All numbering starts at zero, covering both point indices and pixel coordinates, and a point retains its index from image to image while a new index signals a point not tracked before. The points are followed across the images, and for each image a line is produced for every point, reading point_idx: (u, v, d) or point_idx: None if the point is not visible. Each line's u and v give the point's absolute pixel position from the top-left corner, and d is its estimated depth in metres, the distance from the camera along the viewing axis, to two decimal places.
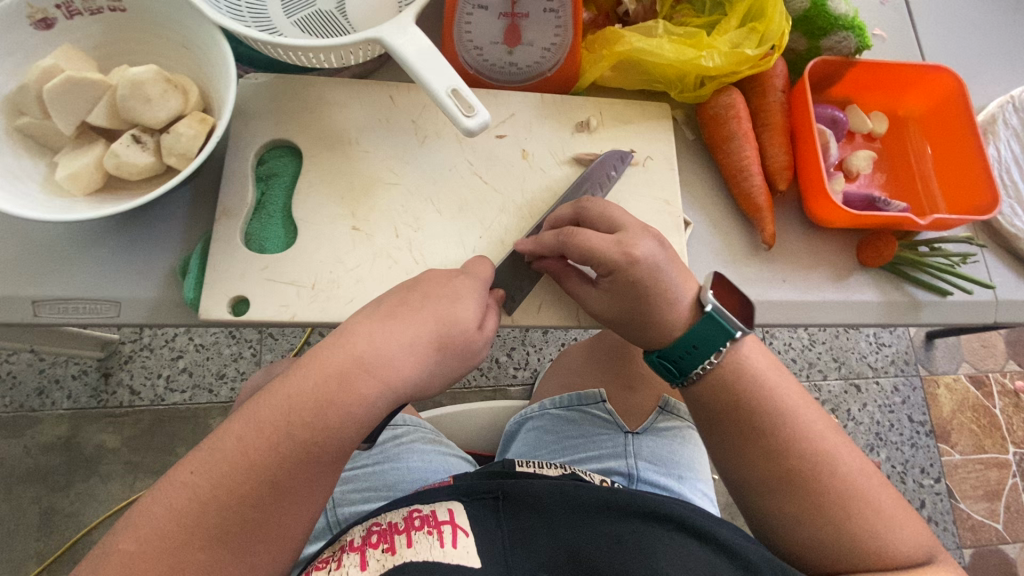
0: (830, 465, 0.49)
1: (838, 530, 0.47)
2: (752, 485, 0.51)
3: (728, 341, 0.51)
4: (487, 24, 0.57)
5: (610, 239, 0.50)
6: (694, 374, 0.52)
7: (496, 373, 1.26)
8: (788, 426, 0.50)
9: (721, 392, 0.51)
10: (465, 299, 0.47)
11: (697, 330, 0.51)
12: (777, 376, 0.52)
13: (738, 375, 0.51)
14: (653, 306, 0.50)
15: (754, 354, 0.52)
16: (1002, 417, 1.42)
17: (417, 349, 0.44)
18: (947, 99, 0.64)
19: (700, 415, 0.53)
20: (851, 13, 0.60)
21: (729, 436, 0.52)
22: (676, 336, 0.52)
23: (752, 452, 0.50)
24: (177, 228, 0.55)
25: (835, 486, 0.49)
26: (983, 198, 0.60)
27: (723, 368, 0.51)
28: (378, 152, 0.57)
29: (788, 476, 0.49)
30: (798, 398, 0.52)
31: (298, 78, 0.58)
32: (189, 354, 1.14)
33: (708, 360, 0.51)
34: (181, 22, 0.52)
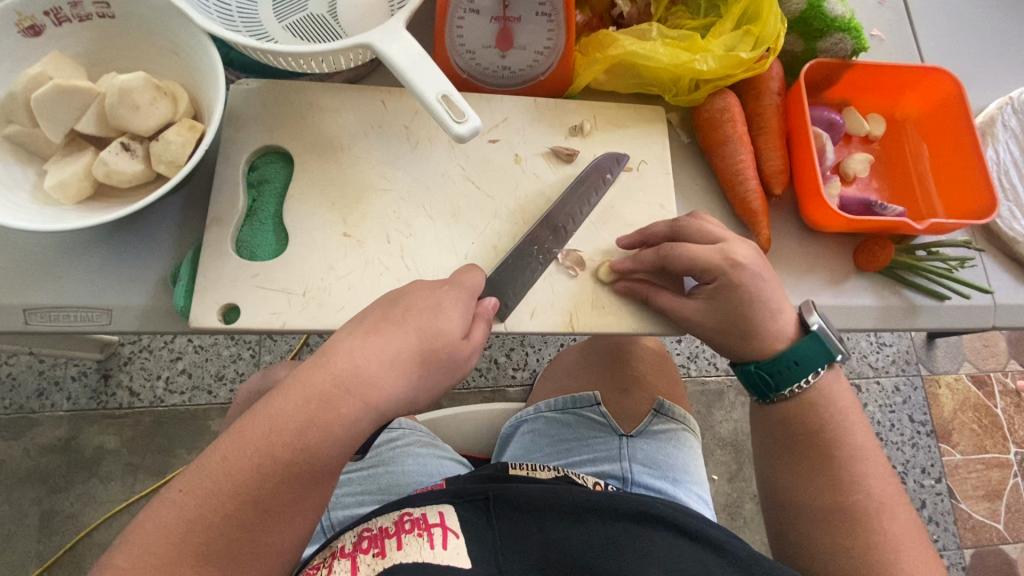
0: (884, 506, 0.51)
1: (878, 563, 0.49)
2: (807, 508, 0.53)
3: (827, 363, 0.53)
4: (479, 29, 0.57)
5: (715, 246, 0.52)
6: (788, 392, 0.54)
7: (495, 374, 1.25)
8: (858, 461, 0.52)
9: (806, 418, 0.53)
10: (446, 310, 0.46)
11: (803, 348, 0.52)
12: (860, 421, 0.54)
13: (827, 406, 0.53)
14: (756, 322, 0.51)
15: (842, 391, 0.54)
16: (1004, 416, 1.41)
17: (400, 365, 0.43)
18: (945, 100, 0.63)
19: (774, 433, 0.55)
20: (848, 14, 0.59)
21: (798, 459, 0.54)
22: (779, 352, 0.53)
23: (818, 478, 0.53)
24: (168, 235, 0.54)
25: (884, 525, 0.50)
26: (980, 202, 0.60)
27: (814, 392, 0.53)
28: (370, 158, 0.57)
29: (843, 506, 0.51)
30: (870, 443, 0.54)
31: (289, 84, 0.58)
32: (189, 355, 1.14)
33: (807, 379, 0.53)
34: (170, 28, 0.51)
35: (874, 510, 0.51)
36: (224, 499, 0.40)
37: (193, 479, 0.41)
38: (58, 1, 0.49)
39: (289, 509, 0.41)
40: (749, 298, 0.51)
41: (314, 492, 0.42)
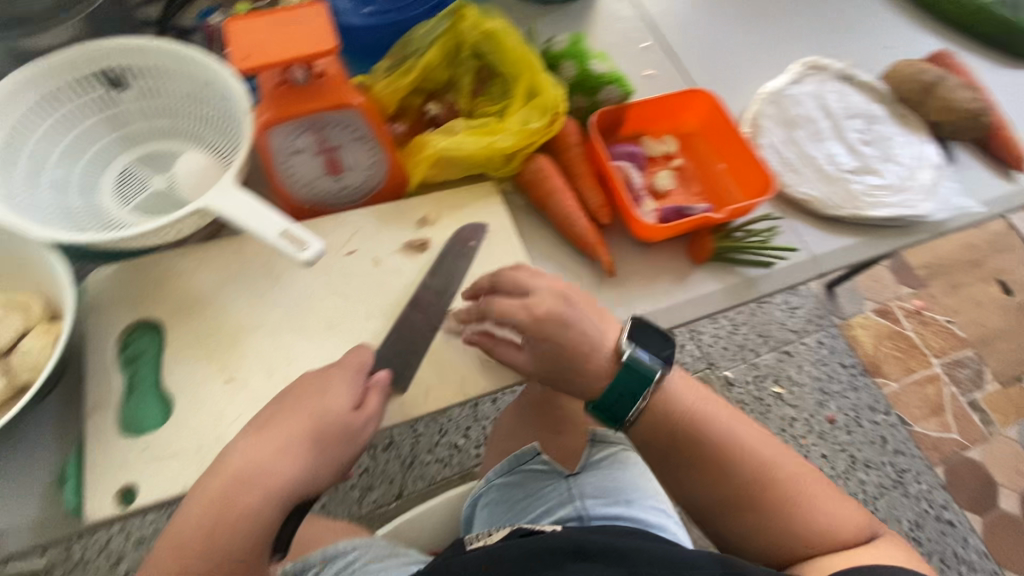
0: (750, 486, 0.57)
1: (783, 530, 0.56)
2: (704, 507, 0.58)
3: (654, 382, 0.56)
4: (306, 165, 0.63)
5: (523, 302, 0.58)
6: (629, 417, 0.58)
7: (460, 459, 1.36)
8: (745, 429, 0.59)
9: (668, 415, 0.58)
10: (332, 389, 0.53)
11: (621, 379, 0.56)
12: (706, 408, 0.60)
13: (673, 408, 0.58)
14: (573, 366, 0.57)
15: (682, 385, 0.60)
16: (916, 336, 1.56)
17: (293, 447, 0.50)
18: (712, 111, 0.76)
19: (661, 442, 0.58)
20: (609, 70, 0.74)
21: (688, 461, 0.58)
22: (603, 386, 0.57)
23: (694, 471, 0.58)
24: (48, 440, 0.54)
25: (761, 498, 0.56)
26: (762, 182, 0.71)
27: (661, 404, 0.58)
28: (237, 303, 0.60)
29: (718, 499, 0.57)
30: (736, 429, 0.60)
31: (144, 260, 0.61)
32: (128, 553, 1.13)
33: (640, 403, 0.57)
34: (15, 246, 0.55)
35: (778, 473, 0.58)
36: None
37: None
38: None
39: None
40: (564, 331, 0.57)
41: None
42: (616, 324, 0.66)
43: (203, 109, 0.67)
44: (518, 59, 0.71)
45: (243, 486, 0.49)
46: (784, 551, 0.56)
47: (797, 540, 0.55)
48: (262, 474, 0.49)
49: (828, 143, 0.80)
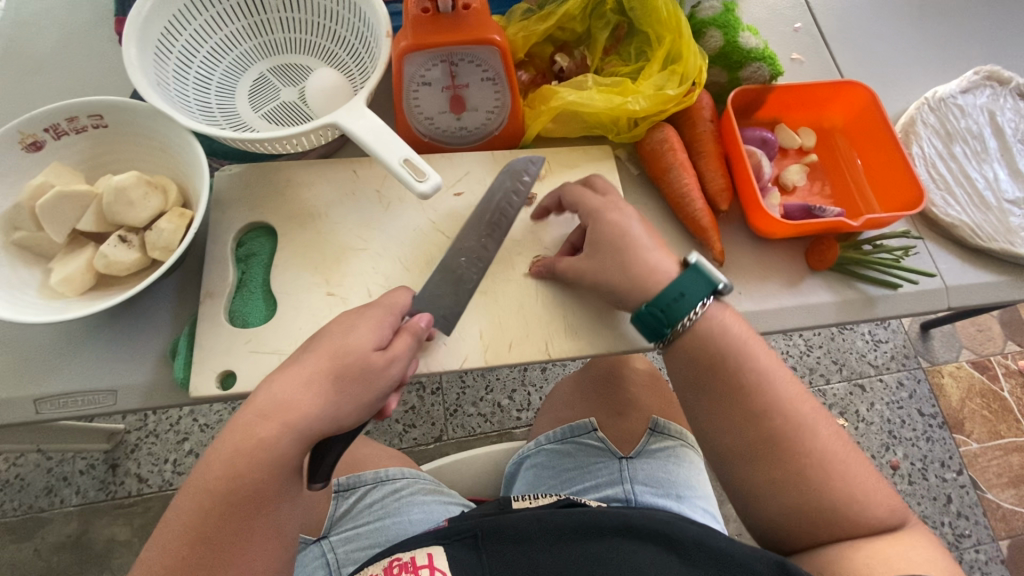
0: (794, 435, 0.50)
1: (805, 499, 0.49)
2: (728, 460, 0.52)
3: (712, 292, 0.54)
4: (432, 98, 0.62)
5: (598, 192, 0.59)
6: (682, 324, 0.54)
7: (501, 418, 1.38)
8: (737, 372, 0.52)
9: (704, 344, 0.53)
10: (359, 329, 0.50)
11: (685, 277, 0.54)
12: (757, 344, 0.54)
13: (721, 335, 0.53)
14: (632, 258, 0.55)
15: (732, 317, 0.55)
16: (1013, 399, 1.41)
17: (316, 382, 0.48)
18: (864, 109, 0.69)
19: (693, 371, 0.54)
20: (761, 46, 0.67)
21: (720, 390, 0.53)
22: (662, 286, 0.54)
23: (733, 414, 0.52)
24: (165, 315, 0.59)
25: (802, 452, 0.50)
26: (911, 193, 0.64)
27: (705, 322, 0.54)
28: (346, 223, 0.62)
29: (754, 444, 0.51)
30: (772, 367, 0.53)
31: (268, 166, 0.64)
32: (194, 435, 1.23)
33: (694, 310, 0.54)
34: (158, 130, 0.58)
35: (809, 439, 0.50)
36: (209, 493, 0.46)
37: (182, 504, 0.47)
38: (57, 119, 0.56)
39: (272, 512, 0.47)
40: (626, 230, 0.56)
41: (265, 514, 0.47)
42: None
43: (341, 28, 0.69)
44: (664, 20, 0.66)
45: (259, 416, 0.47)
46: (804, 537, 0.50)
47: (822, 511, 0.49)
48: (280, 407, 0.47)
49: (992, 166, 0.71)
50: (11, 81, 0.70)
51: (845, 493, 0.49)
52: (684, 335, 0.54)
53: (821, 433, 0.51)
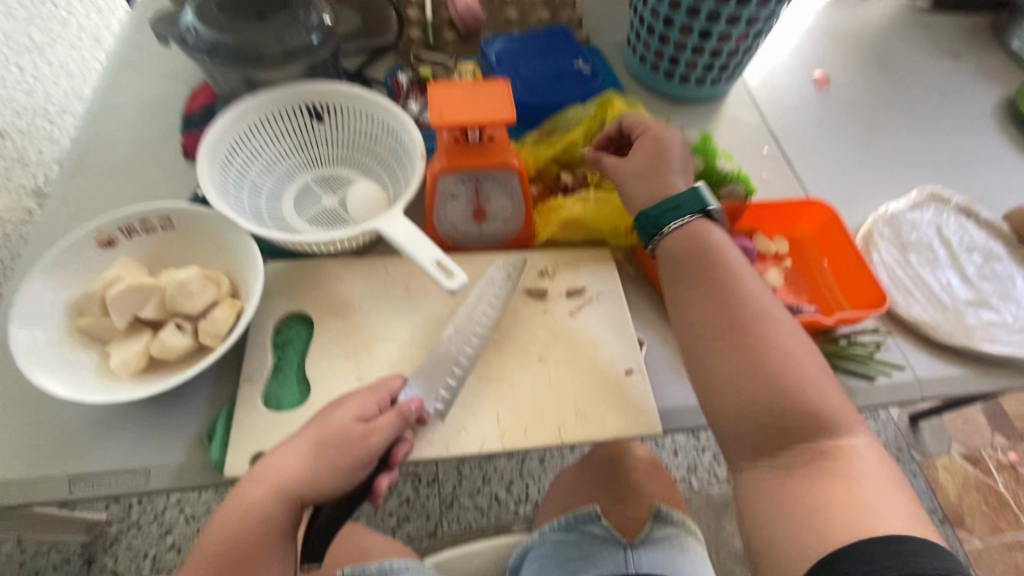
0: (787, 375, 0.54)
1: (803, 460, 0.51)
2: (693, 329, 0.60)
3: (701, 212, 0.64)
4: (458, 208, 0.73)
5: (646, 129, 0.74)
6: (667, 228, 0.65)
7: (498, 512, 1.36)
8: (738, 305, 0.58)
9: (686, 241, 0.64)
10: (347, 403, 0.54)
11: (682, 198, 0.65)
12: (733, 249, 0.63)
13: (700, 235, 0.63)
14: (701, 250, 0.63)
15: (717, 229, 0.65)
16: (1008, 493, 1.43)
17: (303, 449, 0.51)
18: (827, 222, 0.80)
19: (673, 264, 0.64)
20: (735, 169, 0.79)
21: (700, 292, 0.61)
22: (666, 198, 0.66)
23: (731, 344, 0.57)
24: (204, 397, 0.63)
25: (794, 405, 0.53)
26: (876, 295, 0.73)
27: (693, 235, 0.64)
28: (377, 315, 0.68)
29: (717, 316, 0.59)
30: (773, 318, 0.58)
31: (310, 262, 0.72)
32: (178, 527, 1.20)
33: (681, 219, 0.64)
34: (218, 231, 0.66)
35: (803, 397, 0.54)
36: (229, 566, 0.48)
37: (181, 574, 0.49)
38: (132, 220, 0.64)
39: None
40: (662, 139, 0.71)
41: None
42: None
43: (378, 146, 0.80)
44: None
45: (249, 481, 0.50)
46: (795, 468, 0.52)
47: (808, 467, 0.51)
48: (267, 471, 0.50)
49: (945, 272, 0.81)
50: (83, 185, 0.79)
51: (841, 464, 0.51)
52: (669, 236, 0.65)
53: (822, 401, 0.54)
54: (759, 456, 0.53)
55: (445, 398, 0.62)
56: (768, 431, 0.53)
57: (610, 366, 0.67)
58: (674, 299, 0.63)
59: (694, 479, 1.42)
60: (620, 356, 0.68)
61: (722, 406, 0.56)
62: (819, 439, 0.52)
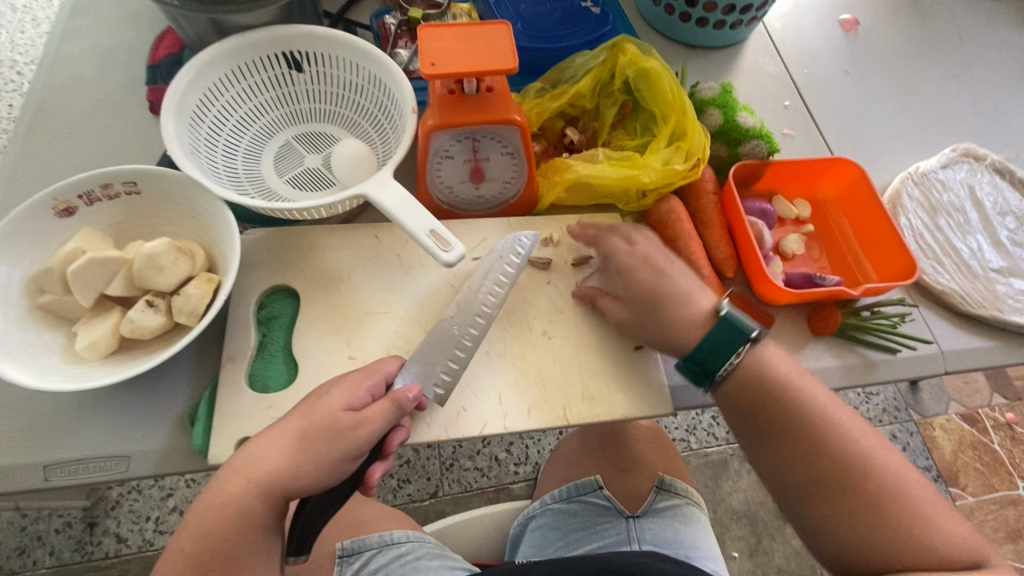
0: (832, 438, 0.52)
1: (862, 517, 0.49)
2: (785, 487, 0.53)
3: (746, 342, 0.56)
4: (454, 170, 0.66)
5: (631, 251, 0.63)
6: (722, 373, 0.56)
7: (498, 472, 1.36)
8: (800, 432, 0.53)
9: (749, 393, 0.55)
10: (333, 392, 0.51)
11: (718, 331, 0.56)
12: (804, 378, 0.56)
13: (767, 376, 0.55)
14: (665, 306, 0.59)
15: (779, 355, 0.56)
16: (1004, 451, 1.43)
17: (283, 438, 0.48)
18: (854, 183, 0.74)
19: (740, 410, 0.56)
20: (758, 124, 0.72)
21: (765, 429, 0.55)
22: (697, 339, 0.57)
23: (782, 450, 0.54)
24: (184, 378, 0.59)
25: (843, 456, 0.51)
26: (904, 263, 0.68)
27: (746, 367, 0.56)
28: (367, 287, 0.63)
29: (808, 482, 0.52)
30: (827, 402, 0.54)
31: (293, 230, 0.66)
32: (179, 491, 1.19)
33: (730, 360, 0.56)
34: (189, 197, 0.60)
35: (851, 456, 0.51)
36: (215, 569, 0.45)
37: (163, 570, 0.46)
38: (91, 186, 0.58)
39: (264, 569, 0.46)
40: (652, 278, 0.60)
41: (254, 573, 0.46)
42: None
43: (365, 99, 0.72)
44: (669, 100, 0.71)
45: (230, 473, 0.47)
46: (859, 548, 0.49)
47: (878, 539, 0.49)
48: (249, 464, 0.47)
49: (975, 236, 0.76)
50: (39, 144, 0.72)
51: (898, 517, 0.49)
52: (727, 385, 0.56)
53: (874, 455, 0.52)
54: (805, 508, 0.52)
55: (447, 383, 0.57)
56: (819, 489, 0.52)
57: (619, 342, 0.63)
58: (740, 437, 0.57)
59: (693, 439, 1.39)
60: None
61: (772, 467, 0.54)
62: (863, 482, 0.50)
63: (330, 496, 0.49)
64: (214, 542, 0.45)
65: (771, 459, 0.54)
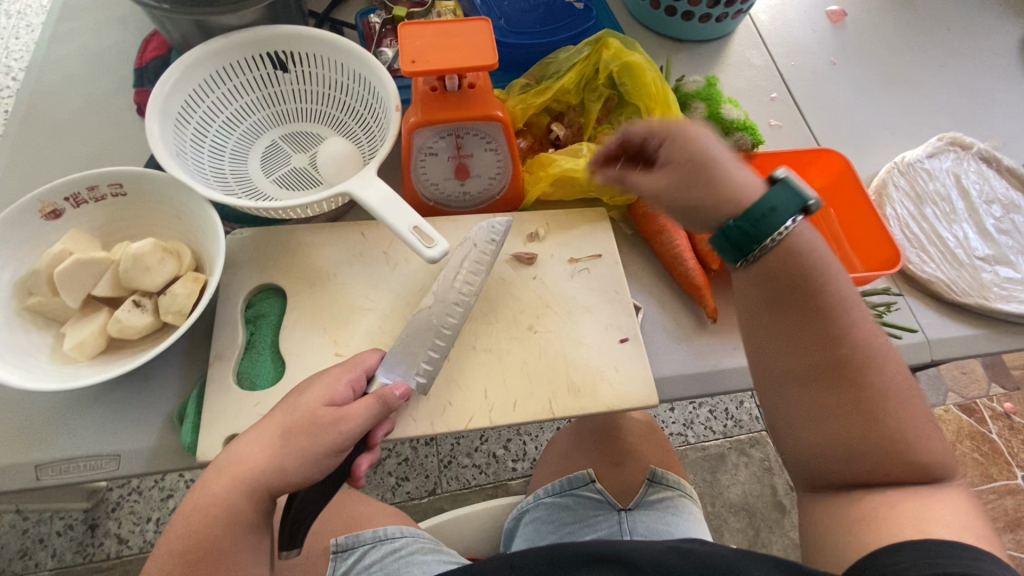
0: (847, 331, 0.46)
1: (844, 410, 0.46)
2: (775, 369, 0.49)
3: (803, 211, 0.47)
4: (438, 166, 0.66)
5: (669, 120, 0.53)
6: (771, 241, 0.47)
7: (495, 469, 1.36)
8: (824, 321, 0.46)
9: (789, 265, 0.47)
10: (319, 387, 0.51)
11: (773, 193, 0.47)
12: (845, 274, 0.48)
13: (809, 254, 0.47)
14: (711, 169, 0.49)
15: (825, 237, 0.48)
16: (1001, 441, 1.43)
17: (269, 435, 0.49)
18: (839, 173, 0.74)
19: (770, 289, 0.48)
20: (742, 117, 0.72)
21: (783, 317, 0.48)
22: (747, 204, 0.48)
23: (793, 331, 0.47)
24: (173, 377, 0.60)
25: (854, 352, 0.46)
26: (888, 253, 0.68)
27: (795, 240, 0.47)
28: (354, 284, 0.64)
29: (806, 368, 0.47)
30: (858, 302, 0.47)
31: (280, 229, 0.66)
32: (179, 491, 1.20)
33: (786, 226, 0.46)
34: (174, 197, 0.60)
35: (856, 358, 0.46)
36: (201, 567, 0.45)
37: (152, 566, 0.46)
38: (77, 188, 0.58)
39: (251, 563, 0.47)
40: (694, 144, 0.50)
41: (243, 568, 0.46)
42: (708, 373, 0.64)
43: (350, 98, 0.73)
44: (653, 94, 0.71)
45: (214, 471, 0.48)
46: (826, 440, 0.46)
47: (853, 437, 0.45)
48: (234, 464, 0.48)
49: (962, 225, 0.76)
50: (28, 148, 0.72)
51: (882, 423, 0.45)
52: (769, 257, 0.47)
53: (886, 366, 0.46)
54: (788, 391, 0.48)
55: (428, 371, 0.57)
56: (812, 378, 0.47)
57: (604, 334, 0.63)
58: (753, 324, 0.50)
59: (690, 433, 1.39)
60: (614, 323, 0.64)
61: (769, 351, 0.49)
62: (860, 379, 0.45)
63: (316, 491, 0.50)
64: (202, 537, 0.46)
65: (768, 342, 0.49)
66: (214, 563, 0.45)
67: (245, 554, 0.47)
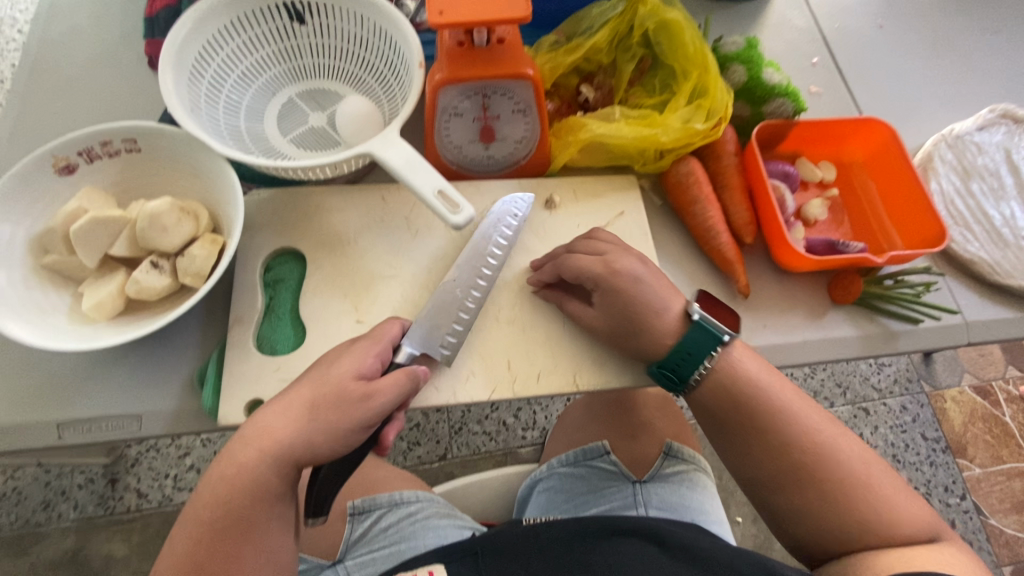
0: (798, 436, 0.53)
1: (821, 507, 0.51)
2: (754, 483, 0.55)
3: (718, 346, 0.55)
4: (463, 128, 0.63)
5: (599, 258, 0.58)
6: (694, 379, 0.56)
7: (505, 437, 1.37)
8: (772, 432, 0.53)
9: (721, 394, 0.55)
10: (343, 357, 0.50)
11: (689, 337, 0.55)
12: (772, 376, 0.56)
13: (735, 379, 0.55)
14: (644, 319, 0.55)
15: (745, 356, 0.56)
16: (1015, 424, 1.42)
17: (295, 405, 0.48)
18: (883, 145, 0.70)
19: (709, 417, 0.56)
20: (784, 81, 0.67)
21: (738, 438, 0.55)
22: (670, 346, 0.56)
23: (751, 448, 0.54)
24: (192, 340, 0.59)
25: (810, 458, 0.52)
26: (932, 230, 0.65)
27: (718, 373, 0.55)
28: (374, 251, 0.62)
29: (778, 476, 0.53)
30: (794, 399, 0.55)
31: (299, 191, 0.64)
32: (195, 450, 1.22)
33: (702, 366, 0.55)
34: (190, 155, 0.58)
35: (810, 450, 0.53)
36: (228, 532, 0.45)
37: (179, 528, 0.46)
38: (91, 142, 0.56)
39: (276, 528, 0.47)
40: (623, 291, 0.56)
41: (269, 534, 0.47)
42: None
43: (370, 53, 0.69)
44: (691, 56, 0.67)
45: (239, 438, 0.47)
46: (826, 532, 0.51)
47: (839, 527, 0.51)
48: (258, 432, 0.47)
49: (1009, 203, 0.72)
50: (38, 101, 0.70)
51: (856, 502, 0.51)
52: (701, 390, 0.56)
53: (839, 447, 0.53)
54: (773, 499, 0.54)
55: (453, 344, 0.56)
56: (785, 486, 0.53)
57: None
58: (713, 440, 0.57)
59: None
60: None
61: (750, 465, 0.54)
62: (827, 476, 0.52)
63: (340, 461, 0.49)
64: (228, 503, 0.46)
65: (741, 460, 0.55)
66: (242, 527, 0.45)
67: (270, 520, 0.47)
